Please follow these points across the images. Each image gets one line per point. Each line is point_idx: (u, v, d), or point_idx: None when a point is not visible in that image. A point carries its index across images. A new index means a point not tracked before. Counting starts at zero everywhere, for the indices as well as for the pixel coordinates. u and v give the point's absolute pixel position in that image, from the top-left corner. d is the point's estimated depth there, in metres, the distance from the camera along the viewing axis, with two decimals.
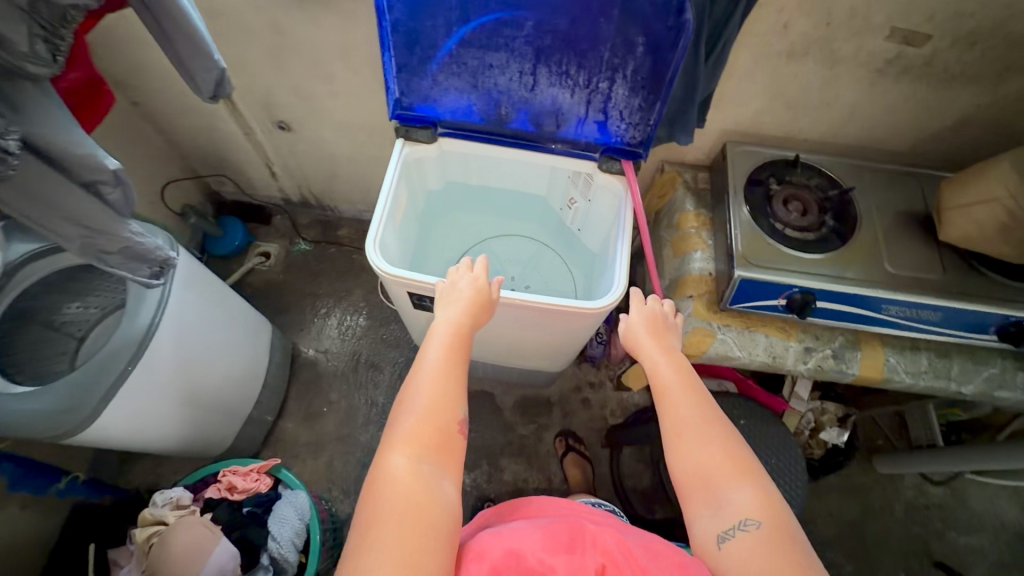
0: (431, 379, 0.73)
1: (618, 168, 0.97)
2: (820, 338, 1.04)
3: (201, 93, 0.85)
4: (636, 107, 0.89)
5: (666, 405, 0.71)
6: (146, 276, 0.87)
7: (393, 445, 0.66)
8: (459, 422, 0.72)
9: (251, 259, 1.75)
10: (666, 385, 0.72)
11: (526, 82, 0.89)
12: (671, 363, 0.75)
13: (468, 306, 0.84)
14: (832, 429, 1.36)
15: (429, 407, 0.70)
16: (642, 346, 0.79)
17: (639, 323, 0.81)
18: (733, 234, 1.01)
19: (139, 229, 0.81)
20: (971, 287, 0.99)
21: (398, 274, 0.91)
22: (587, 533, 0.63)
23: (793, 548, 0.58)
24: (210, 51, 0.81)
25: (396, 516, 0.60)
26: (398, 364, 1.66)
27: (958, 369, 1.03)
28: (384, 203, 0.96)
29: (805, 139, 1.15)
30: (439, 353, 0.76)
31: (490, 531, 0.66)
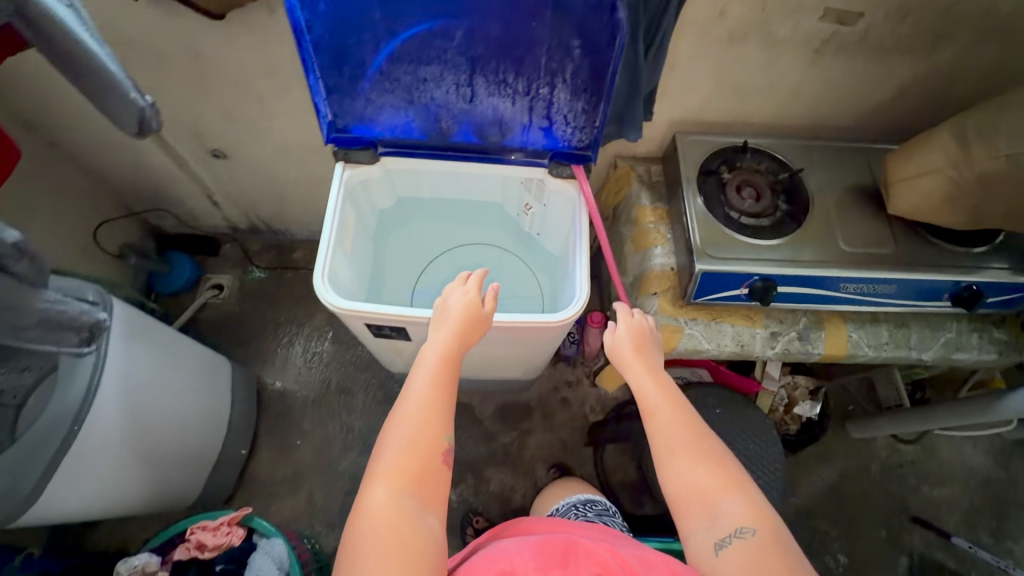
0: (415, 409, 0.70)
1: (568, 172, 0.95)
2: (784, 322, 1.05)
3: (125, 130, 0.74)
4: (580, 111, 0.86)
5: (655, 418, 0.71)
6: (74, 345, 0.81)
7: (376, 478, 0.64)
8: (444, 452, 0.69)
9: (202, 293, 1.66)
10: (652, 401, 0.72)
11: (464, 93, 0.86)
12: (655, 378, 0.75)
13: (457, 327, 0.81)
14: (804, 404, 1.38)
15: (416, 439, 0.67)
16: (626, 363, 0.78)
17: (623, 338, 0.80)
18: (691, 227, 1.00)
19: (56, 297, 0.76)
20: (922, 257, 1.01)
21: (350, 307, 0.87)
22: (579, 549, 0.61)
23: (788, 555, 0.58)
24: (125, 86, 0.70)
25: (381, 550, 0.57)
26: (371, 386, 1.60)
27: (917, 337, 1.06)
28: (329, 234, 0.92)
29: (753, 123, 1.15)
30: (426, 380, 0.73)
31: (480, 556, 0.63)
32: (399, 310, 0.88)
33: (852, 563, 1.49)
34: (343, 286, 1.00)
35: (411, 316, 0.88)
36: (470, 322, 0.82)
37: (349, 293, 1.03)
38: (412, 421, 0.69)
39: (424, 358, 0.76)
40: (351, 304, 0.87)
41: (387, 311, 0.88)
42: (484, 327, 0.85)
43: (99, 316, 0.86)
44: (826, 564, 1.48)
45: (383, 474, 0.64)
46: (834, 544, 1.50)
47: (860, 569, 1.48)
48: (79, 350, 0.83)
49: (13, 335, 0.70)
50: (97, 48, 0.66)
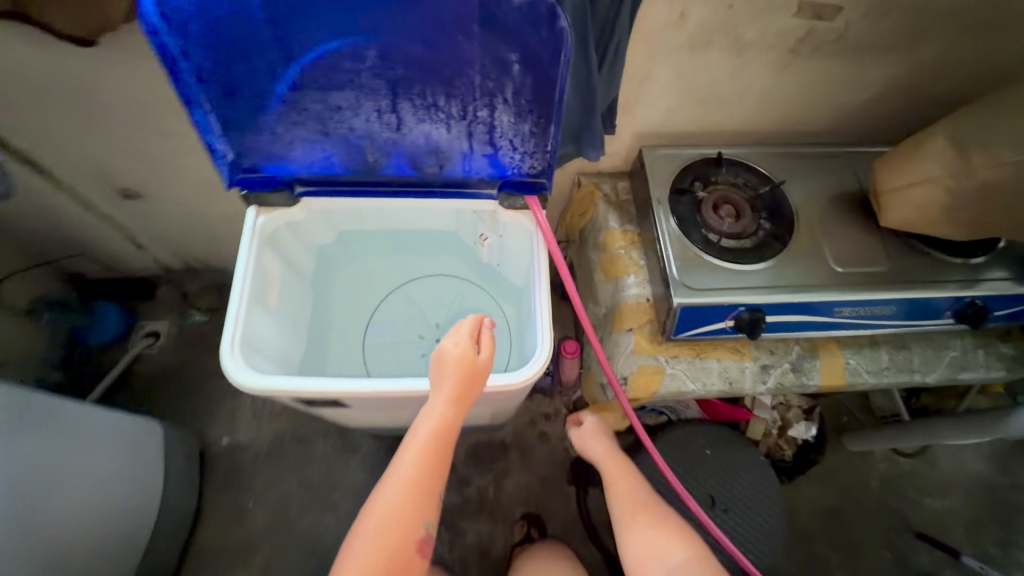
0: (399, 490, 0.73)
1: (521, 203, 0.83)
2: (775, 352, 0.93)
3: None
4: (528, 134, 0.74)
5: (614, 486, 0.90)
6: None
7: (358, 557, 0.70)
8: (422, 535, 0.74)
9: (136, 343, 1.50)
10: (608, 470, 0.92)
11: (388, 121, 0.72)
12: (615, 456, 0.94)
13: (454, 390, 0.74)
14: (799, 425, 1.27)
15: (395, 522, 0.72)
16: (591, 447, 0.95)
17: (591, 428, 0.98)
18: (666, 255, 0.88)
19: None
20: (919, 272, 0.91)
21: (268, 386, 0.73)
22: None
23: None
24: None
25: None
26: (329, 436, 1.45)
27: (919, 359, 0.96)
28: (241, 288, 0.78)
29: (725, 132, 1.04)
30: (413, 460, 0.74)
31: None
32: (332, 383, 0.75)
33: None
34: (270, 349, 0.86)
35: (351, 390, 0.75)
36: (465, 385, 0.75)
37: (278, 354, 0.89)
38: (394, 502, 0.72)
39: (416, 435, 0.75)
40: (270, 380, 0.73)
41: (318, 385, 0.75)
42: (483, 382, 0.77)
43: None
44: None
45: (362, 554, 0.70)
46: (839, 569, 1.41)
47: None
48: None
49: None
50: None
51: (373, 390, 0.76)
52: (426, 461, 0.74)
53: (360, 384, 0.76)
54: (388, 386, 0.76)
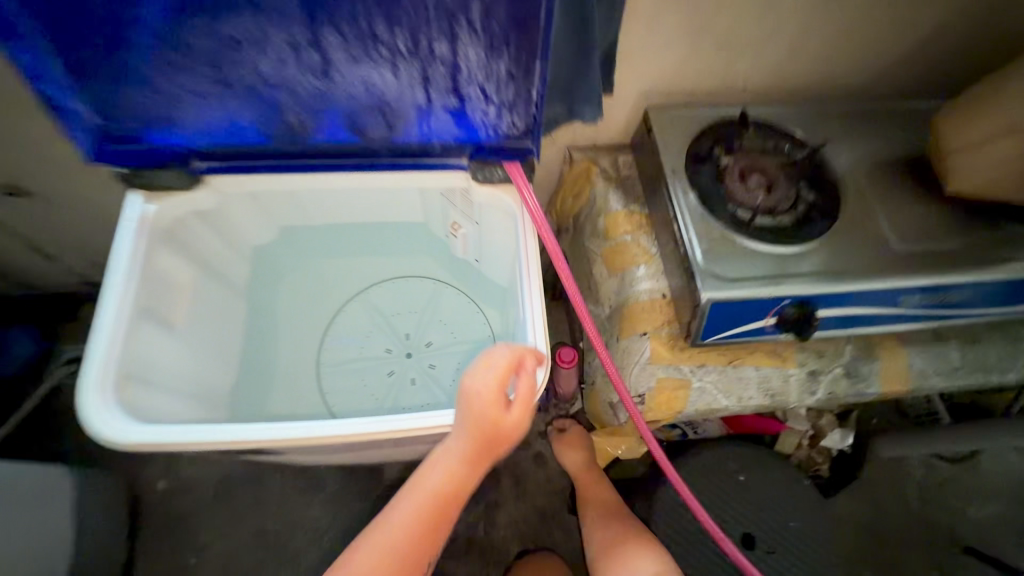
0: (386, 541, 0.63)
1: (501, 174, 0.65)
2: (824, 355, 0.75)
3: None
4: (504, 79, 0.55)
5: (586, 496, 0.89)
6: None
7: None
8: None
9: (53, 374, 1.18)
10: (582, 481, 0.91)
11: (311, 64, 0.54)
12: (588, 467, 0.91)
13: (471, 444, 0.61)
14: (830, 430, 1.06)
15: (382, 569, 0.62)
16: (565, 455, 0.94)
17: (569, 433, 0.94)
18: (688, 239, 0.69)
19: None
20: (999, 249, 0.71)
21: (144, 428, 0.60)
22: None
23: None
24: None
25: None
26: (289, 472, 1.23)
27: (996, 356, 0.78)
28: (114, 299, 0.64)
29: (746, 90, 0.85)
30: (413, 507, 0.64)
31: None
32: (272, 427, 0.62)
33: None
34: (166, 382, 0.72)
35: (295, 435, 0.62)
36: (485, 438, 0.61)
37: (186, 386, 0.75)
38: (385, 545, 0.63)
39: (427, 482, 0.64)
40: (182, 428, 0.61)
41: (252, 431, 0.62)
42: (509, 442, 0.62)
43: None
44: None
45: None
46: None
47: None
48: None
49: None
50: None
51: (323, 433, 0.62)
52: (425, 510, 0.64)
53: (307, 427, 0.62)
54: (321, 424, 0.63)
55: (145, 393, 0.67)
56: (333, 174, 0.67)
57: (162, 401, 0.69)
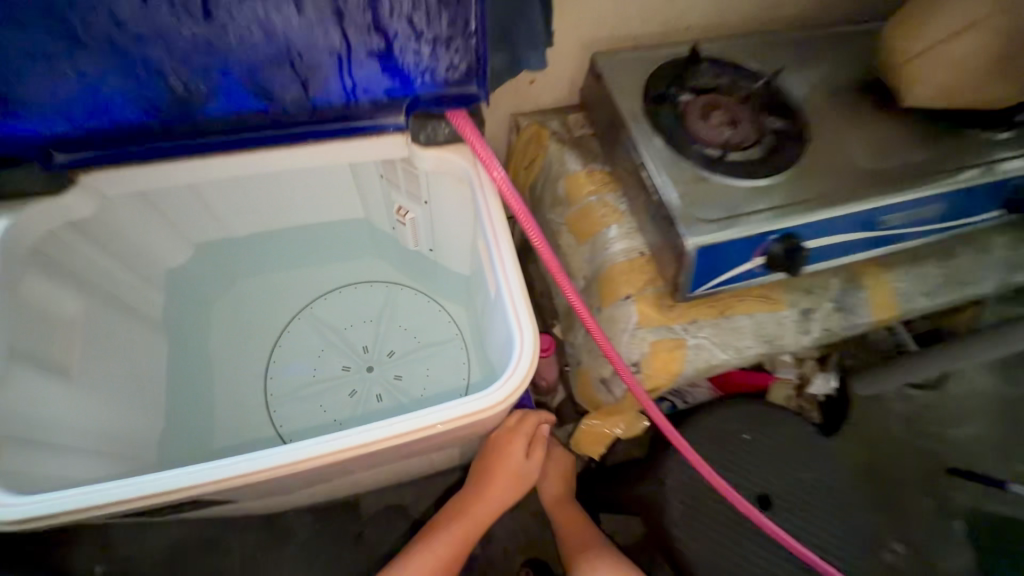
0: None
1: (447, 130, 0.61)
2: (814, 292, 0.71)
3: None
4: (430, 9, 0.50)
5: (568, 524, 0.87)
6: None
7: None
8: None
9: None
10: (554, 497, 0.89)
11: (191, 8, 0.47)
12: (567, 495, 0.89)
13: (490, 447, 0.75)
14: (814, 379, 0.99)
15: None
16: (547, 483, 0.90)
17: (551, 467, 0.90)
18: (659, 183, 0.64)
19: None
20: (966, 155, 0.71)
21: (31, 503, 0.48)
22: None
23: None
24: None
25: None
26: (250, 527, 1.05)
27: (970, 267, 0.77)
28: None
29: (689, 29, 0.80)
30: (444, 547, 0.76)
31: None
32: (214, 467, 0.51)
33: (912, 551, 1.21)
34: (80, 441, 0.62)
35: (248, 471, 0.52)
36: (511, 482, 0.74)
37: (121, 439, 0.68)
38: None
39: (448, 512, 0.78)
40: (72, 491, 0.49)
41: (190, 477, 0.50)
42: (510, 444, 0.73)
43: None
44: (890, 562, 1.19)
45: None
46: (888, 532, 1.22)
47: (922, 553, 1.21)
48: None
49: None
50: None
51: (281, 466, 0.52)
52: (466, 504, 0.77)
53: (259, 460, 0.52)
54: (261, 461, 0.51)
55: (67, 458, 0.60)
56: (244, 146, 0.61)
57: (94, 463, 0.63)
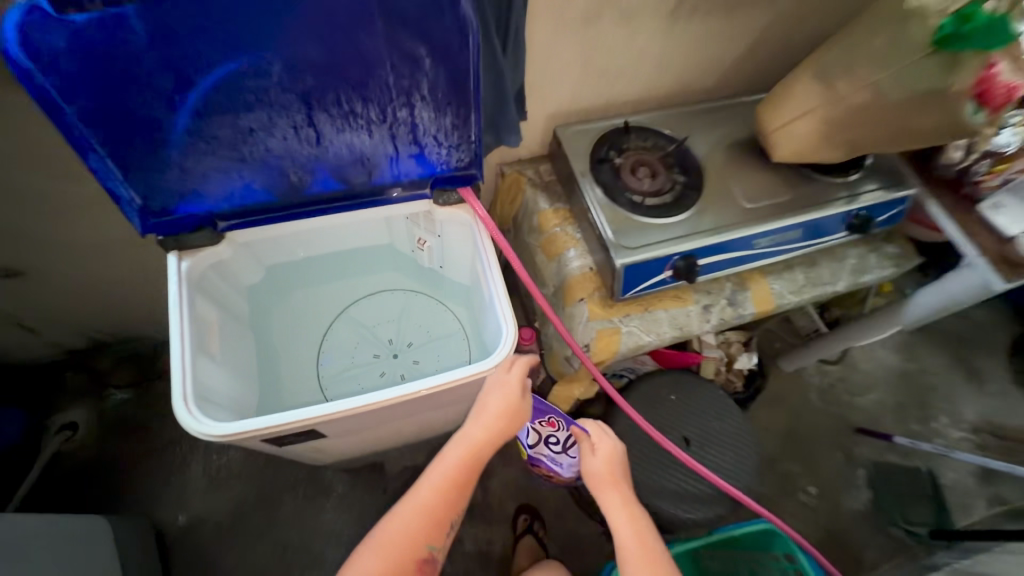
0: (414, 517, 0.78)
1: (456, 197, 0.85)
2: (711, 293, 1.02)
3: None
4: (450, 127, 0.74)
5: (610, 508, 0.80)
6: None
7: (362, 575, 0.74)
8: (424, 560, 0.78)
9: (53, 441, 1.29)
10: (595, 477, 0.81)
11: (306, 136, 0.71)
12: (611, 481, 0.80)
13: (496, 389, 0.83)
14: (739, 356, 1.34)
15: (426, 524, 0.78)
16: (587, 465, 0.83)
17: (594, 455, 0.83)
18: (599, 221, 0.94)
19: None
20: (815, 196, 1.02)
21: (227, 431, 0.70)
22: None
23: None
24: None
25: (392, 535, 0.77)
26: (298, 486, 1.34)
27: (827, 272, 1.08)
28: (180, 342, 0.74)
29: (626, 102, 1.09)
30: (447, 474, 0.79)
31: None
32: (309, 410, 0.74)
33: (821, 492, 1.53)
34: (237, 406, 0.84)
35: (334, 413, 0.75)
36: (512, 411, 0.81)
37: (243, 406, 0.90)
38: (409, 533, 0.77)
39: (455, 441, 0.81)
40: (240, 426, 0.71)
41: (292, 416, 0.73)
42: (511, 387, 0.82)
43: None
44: (802, 501, 1.51)
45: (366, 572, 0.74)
46: (803, 479, 1.54)
47: (829, 494, 1.53)
48: None
49: None
50: None
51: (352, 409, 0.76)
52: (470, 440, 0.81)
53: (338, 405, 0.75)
54: (341, 405, 0.75)
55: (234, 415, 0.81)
56: (323, 214, 0.84)
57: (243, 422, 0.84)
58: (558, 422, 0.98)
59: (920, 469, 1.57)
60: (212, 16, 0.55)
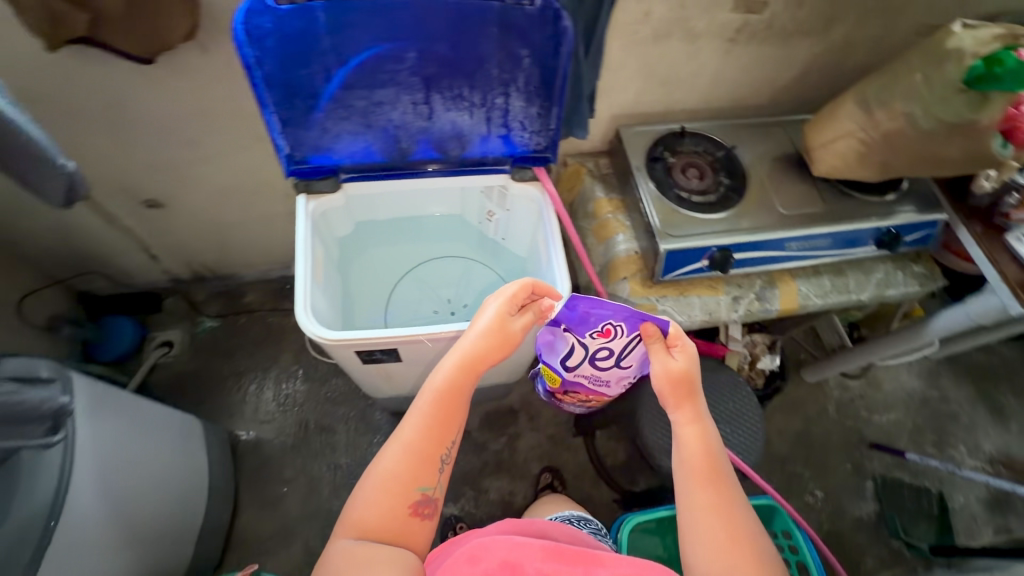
0: (399, 455, 0.67)
1: (530, 175, 1.01)
2: (742, 286, 1.14)
3: (51, 201, 0.75)
4: (535, 115, 0.91)
5: (682, 421, 0.73)
6: (42, 436, 0.79)
7: (352, 524, 0.64)
8: (417, 503, 0.66)
9: (151, 353, 1.53)
10: (674, 385, 0.74)
11: (420, 112, 0.89)
12: (689, 392, 0.74)
13: (478, 321, 0.76)
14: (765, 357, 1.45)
15: (412, 462, 0.66)
16: (665, 369, 0.74)
17: (674, 364, 0.74)
18: (649, 211, 1.07)
19: (10, 389, 0.74)
20: (849, 210, 1.12)
21: (333, 338, 0.88)
22: (596, 556, 0.59)
23: (741, 537, 0.64)
24: (51, 154, 0.72)
25: (376, 479, 0.66)
26: (351, 421, 1.52)
27: (853, 282, 1.18)
28: (303, 268, 0.92)
29: (684, 110, 1.22)
30: (433, 404, 0.69)
31: (467, 549, 0.60)
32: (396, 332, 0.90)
33: (828, 497, 1.61)
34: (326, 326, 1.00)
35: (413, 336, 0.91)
36: (499, 333, 0.75)
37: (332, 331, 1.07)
38: (396, 474, 0.66)
39: (440, 369, 0.72)
40: (338, 335, 0.88)
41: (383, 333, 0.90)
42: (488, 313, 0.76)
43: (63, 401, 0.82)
44: (808, 502, 1.60)
45: (355, 520, 0.64)
46: (810, 482, 1.63)
47: (835, 500, 1.61)
48: (46, 441, 0.80)
49: None
50: (22, 119, 0.67)
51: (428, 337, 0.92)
52: (449, 369, 0.71)
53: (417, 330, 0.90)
54: (418, 331, 0.90)
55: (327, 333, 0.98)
56: (420, 177, 1.01)
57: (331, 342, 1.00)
58: (614, 331, 0.79)
59: (929, 490, 1.62)
60: (375, 12, 0.75)
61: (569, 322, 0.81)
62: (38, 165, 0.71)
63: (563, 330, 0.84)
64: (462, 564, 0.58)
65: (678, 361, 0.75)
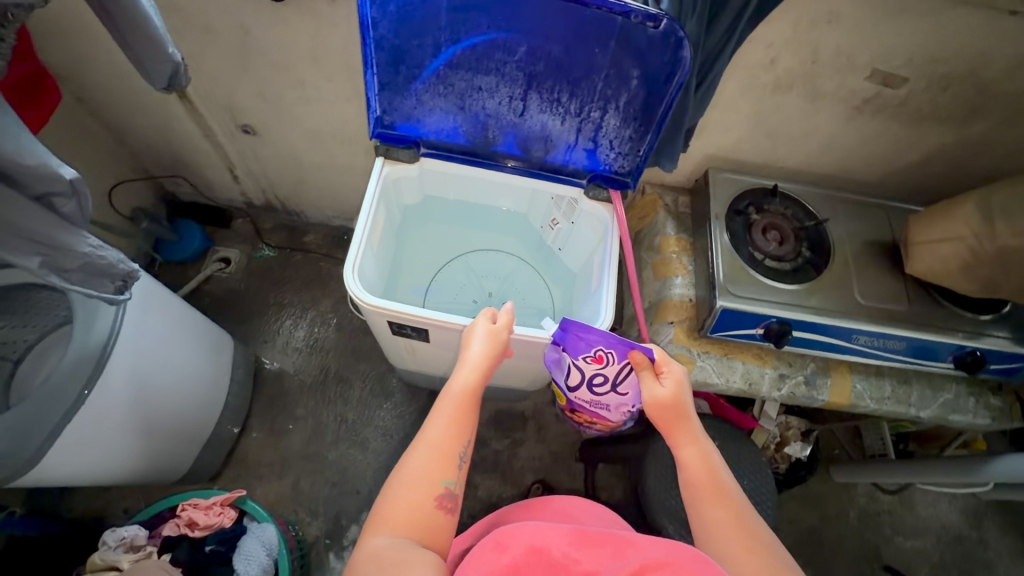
0: (427, 455, 0.66)
1: (605, 195, 0.98)
2: (793, 365, 1.07)
3: (154, 84, 0.80)
4: (627, 138, 0.89)
5: (678, 446, 0.72)
6: (109, 292, 0.82)
7: (383, 523, 0.61)
8: (441, 497, 0.64)
9: (209, 265, 1.62)
10: (665, 411, 0.73)
11: (515, 107, 0.89)
12: (682, 416, 0.73)
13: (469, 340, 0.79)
14: (795, 444, 1.36)
15: (439, 461, 0.65)
16: (656, 397, 0.74)
17: (663, 390, 0.74)
18: (715, 262, 1.02)
19: (98, 243, 0.78)
20: (934, 319, 1.03)
21: (369, 302, 0.89)
22: (627, 538, 0.57)
23: (759, 546, 0.63)
24: (165, 43, 0.76)
25: (407, 479, 0.64)
26: (368, 379, 1.56)
27: (917, 395, 1.08)
28: (362, 230, 0.94)
29: (783, 168, 1.16)
30: (450, 409, 0.70)
31: (492, 536, 0.58)
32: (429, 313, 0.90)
33: None
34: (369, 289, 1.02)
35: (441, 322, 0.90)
36: (495, 345, 0.78)
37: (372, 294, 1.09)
38: (424, 472, 0.64)
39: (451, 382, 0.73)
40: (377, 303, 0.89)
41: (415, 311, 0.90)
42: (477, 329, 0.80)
43: (130, 266, 0.83)
44: None
45: (385, 518, 0.62)
46: None
47: None
48: (111, 299, 0.83)
49: (54, 274, 0.75)
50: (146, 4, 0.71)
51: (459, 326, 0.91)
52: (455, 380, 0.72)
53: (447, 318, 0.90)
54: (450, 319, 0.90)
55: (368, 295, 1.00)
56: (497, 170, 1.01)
57: None
58: (606, 357, 0.81)
59: None
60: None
61: (563, 344, 0.83)
62: (147, 50, 0.75)
63: (560, 351, 0.85)
64: (487, 551, 0.56)
65: (666, 387, 0.75)
